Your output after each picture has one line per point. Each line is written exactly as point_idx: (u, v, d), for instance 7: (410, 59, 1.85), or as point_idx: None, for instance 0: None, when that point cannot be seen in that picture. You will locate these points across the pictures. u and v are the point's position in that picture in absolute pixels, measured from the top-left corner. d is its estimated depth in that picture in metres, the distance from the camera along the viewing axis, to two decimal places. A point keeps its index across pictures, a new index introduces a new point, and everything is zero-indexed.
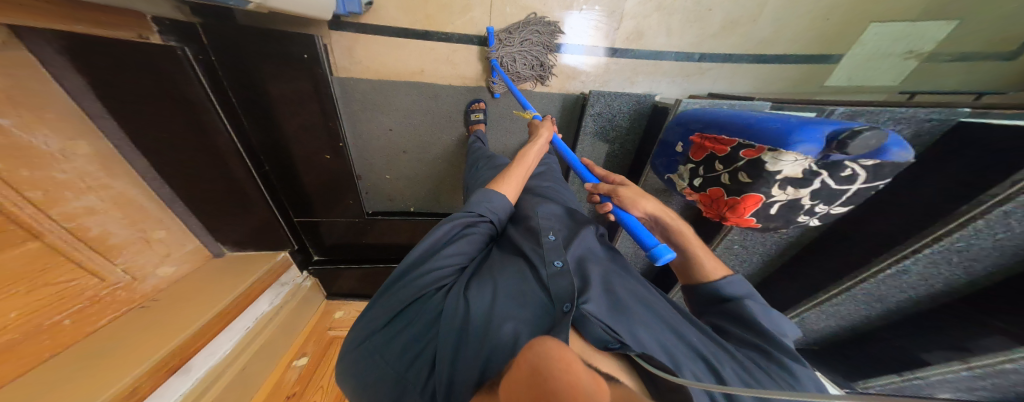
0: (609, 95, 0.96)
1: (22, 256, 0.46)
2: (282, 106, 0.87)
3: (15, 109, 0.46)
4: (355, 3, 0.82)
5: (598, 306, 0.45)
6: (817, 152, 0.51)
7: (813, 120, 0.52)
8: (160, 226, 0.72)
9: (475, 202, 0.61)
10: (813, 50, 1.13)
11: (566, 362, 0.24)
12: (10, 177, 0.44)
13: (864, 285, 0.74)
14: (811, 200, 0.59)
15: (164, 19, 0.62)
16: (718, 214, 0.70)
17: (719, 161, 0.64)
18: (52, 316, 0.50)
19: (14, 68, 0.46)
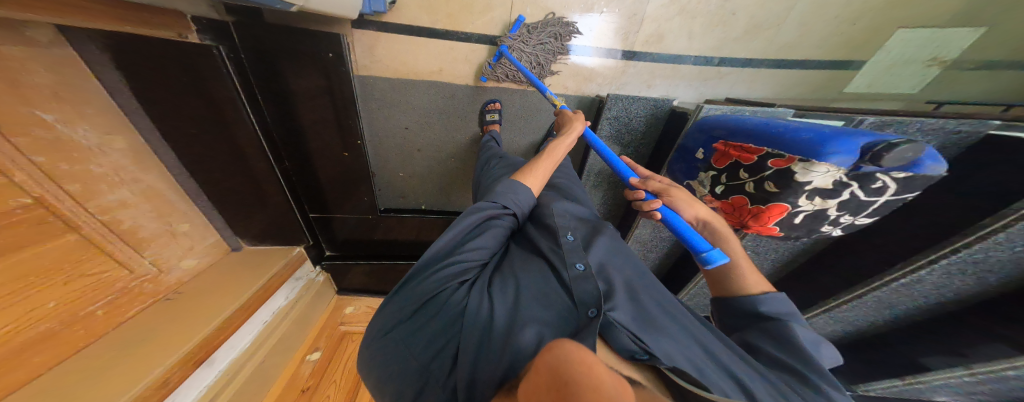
0: (627, 99, 0.95)
1: (58, 247, 0.47)
2: (302, 103, 0.88)
3: (56, 105, 0.47)
4: (380, 3, 0.82)
5: (625, 313, 0.45)
6: (850, 163, 0.50)
7: (847, 131, 0.51)
8: (185, 220, 0.74)
9: (499, 193, 0.60)
10: (838, 56, 1.10)
11: (588, 365, 0.21)
12: (51, 171, 0.46)
13: (877, 293, 0.73)
14: (837, 211, 0.59)
15: (201, 18, 0.65)
16: (741, 223, 0.71)
17: (744, 170, 0.64)
18: (87, 307, 0.53)
19: (57, 65, 0.48)
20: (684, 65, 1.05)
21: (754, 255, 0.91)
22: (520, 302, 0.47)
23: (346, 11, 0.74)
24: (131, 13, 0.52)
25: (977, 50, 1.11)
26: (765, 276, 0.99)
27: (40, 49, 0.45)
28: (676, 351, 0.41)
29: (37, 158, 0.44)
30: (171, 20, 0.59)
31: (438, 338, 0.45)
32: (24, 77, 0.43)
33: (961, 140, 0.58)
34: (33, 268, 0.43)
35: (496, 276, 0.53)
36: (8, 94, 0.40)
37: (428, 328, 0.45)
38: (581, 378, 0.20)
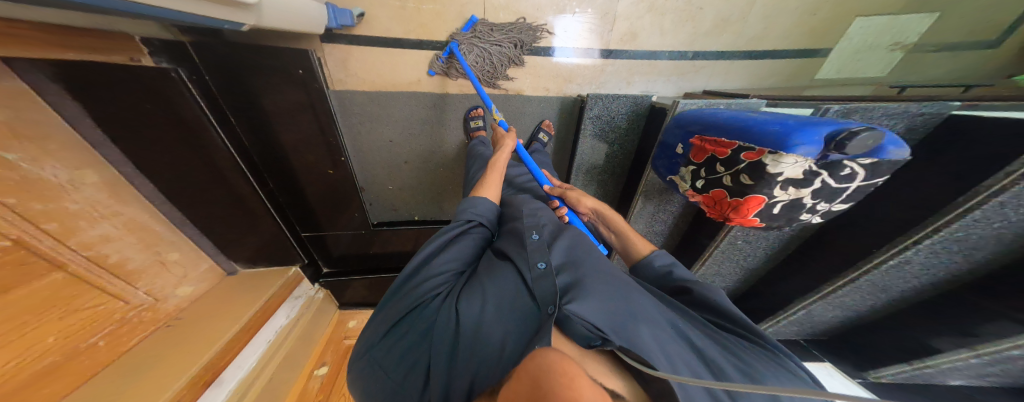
0: (607, 98, 0.97)
1: (45, 287, 0.47)
2: (280, 121, 0.89)
3: (20, 143, 0.44)
4: (347, 16, 0.85)
5: (588, 304, 0.44)
6: (816, 153, 0.52)
7: (811, 122, 0.54)
8: (173, 248, 0.73)
9: (462, 211, 0.67)
10: (808, 44, 1.12)
11: (568, 378, 0.24)
12: (24, 212, 0.44)
13: (869, 276, 0.70)
14: (812, 199, 0.60)
15: (153, 40, 0.63)
16: (722, 215, 0.72)
17: (720, 164, 0.66)
18: (87, 339, 0.53)
19: (13, 99, 0.44)
20: (660, 61, 1.06)
21: (747, 245, 0.91)
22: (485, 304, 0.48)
23: (309, 29, 0.76)
24: (73, 36, 0.50)
25: (943, 26, 1.13)
26: (758, 263, 1.00)
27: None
28: (644, 336, 0.41)
29: (8, 200, 0.42)
30: (118, 41, 0.58)
31: (413, 352, 0.47)
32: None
33: (925, 121, 0.59)
34: (22, 307, 0.43)
35: (467, 281, 0.55)
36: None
37: (401, 343, 0.48)
38: (560, 387, 0.23)
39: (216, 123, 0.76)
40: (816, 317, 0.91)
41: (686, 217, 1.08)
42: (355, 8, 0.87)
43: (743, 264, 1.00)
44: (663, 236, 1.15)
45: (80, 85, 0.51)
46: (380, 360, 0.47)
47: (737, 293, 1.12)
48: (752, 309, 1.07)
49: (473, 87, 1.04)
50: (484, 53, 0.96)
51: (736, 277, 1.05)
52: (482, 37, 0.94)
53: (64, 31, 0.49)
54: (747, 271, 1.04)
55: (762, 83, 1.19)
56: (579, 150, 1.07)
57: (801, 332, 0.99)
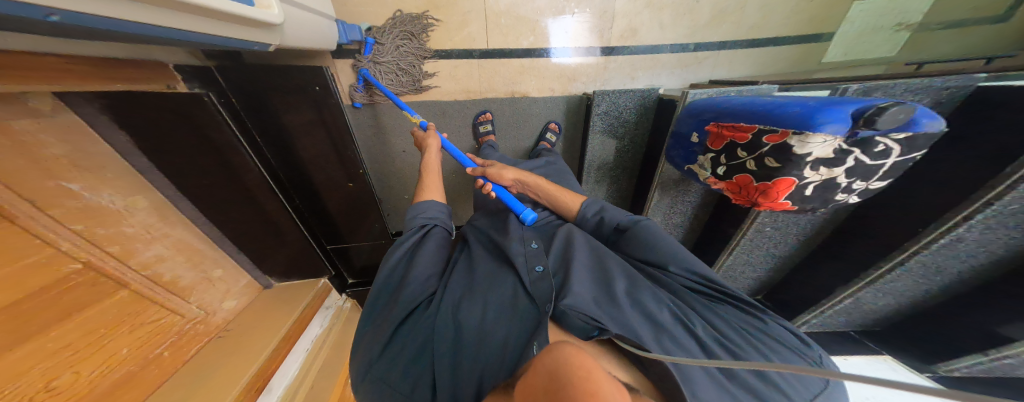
0: (615, 93, 0.97)
1: (113, 304, 0.54)
2: (302, 140, 0.95)
3: (80, 174, 0.50)
4: (356, 31, 0.87)
5: (582, 299, 0.54)
6: (847, 131, 0.45)
7: (833, 101, 0.48)
8: (217, 266, 0.80)
9: (413, 218, 0.74)
10: (809, 30, 1.10)
11: (585, 373, 0.30)
12: (91, 237, 0.51)
13: (919, 257, 0.66)
14: (846, 178, 0.50)
15: (185, 66, 0.67)
16: (750, 201, 0.63)
17: (742, 149, 0.60)
18: (155, 349, 0.60)
19: (66, 132, 0.49)
20: (663, 53, 1.05)
21: (775, 232, 0.88)
22: (486, 307, 0.58)
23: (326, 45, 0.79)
24: (113, 68, 0.53)
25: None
26: (791, 252, 0.96)
27: (46, 117, 0.46)
28: (631, 326, 0.51)
29: (75, 227, 0.49)
30: (153, 71, 0.61)
31: (416, 362, 0.53)
32: (41, 149, 0.45)
33: (953, 94, 0.55)
34: (94, 323, 0.50)
35: (466, 289, 0.63)
36: (31, 170, 0.43)
37: (403, 355, 0.53)
38: (580, 381, 0.29)
39: (248, 146, 0.83)
40: (867, 306, 0.88)
41: (706, 207, 1.08)
42: (364, 24, 0.90)
43: (771, 252, 0.97)
44: (682, 228, 1.15)
45: (123, 118, 0.56)
46: (382, 376, 0.51)
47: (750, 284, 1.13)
48: (794, 299, 1.03)
49: (481, 93, 1.05)
50: (395, 73, 0.97)
51: (769, 263, 1.02)
52: (385, 56, 0.94)
53: (105, 64, 0.52)
54: (778, 259, 1.00)
55: (770, 69, 1.15)
56: (590, 147, 1.08)
57: (852, 320, 0.96)
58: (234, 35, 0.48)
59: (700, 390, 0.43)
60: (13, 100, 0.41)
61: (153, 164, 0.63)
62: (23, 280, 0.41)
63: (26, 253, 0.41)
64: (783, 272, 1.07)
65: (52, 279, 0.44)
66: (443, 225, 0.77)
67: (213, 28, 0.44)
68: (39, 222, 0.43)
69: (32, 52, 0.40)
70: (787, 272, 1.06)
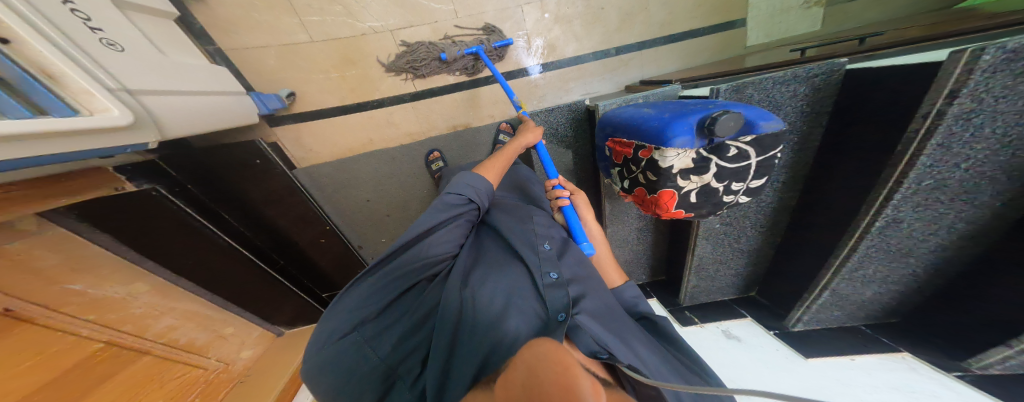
0: (542, 112, 0.98)
1: (140, 367, 0.66)
2: (266, 208, 1.05)
3: (77, 275, 0.62)
4: (275, 99, 0.95)
5: (593, 319, 0.50)
6: (697, 142, 0.45)
7: (684, 111, 0.47)
8: (227, 324, 0.92)
9: (462, 184, 0.60)
10: (721, 18, 1.05)
11: (564, 365, 0.26)
12: (104, 321, 0.63)
13: (868, 242, 0.55)
14: (719, 182, 0.49)
15: (126, 166, 0.76)
16: (652, 214, 0.60)
17: (631, 163, 0.58)
18: (188, 397, 0.72)
19: (56, 244, 0.60)
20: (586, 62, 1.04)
21: (728, 227, 0.83)
22: (501, 306, 0.49)
23: (241, 121, 0.89)
24: (58, 187, 0.63)
25: None
26: (758, 245, 0.89)
27: (34, 234, 0.57)
28: (631, 357, 0.46)
29: (89, 317, 0.61)
30: (99, 177, 0.71)
31: (407, 336, 0.47)
32: (39, 262, 0.56)
33: (828, 81, 0.54)
34: (130, 383, 0.62)
35: (472, 271, 0.55)
36: (34, 280, 0.55)
37: (394, 328, 0.46)
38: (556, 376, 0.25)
39: (207, 221, 0.92)
40: (854, 297, 0.68)
41: None
42: (283, 90, 0.98)
43: (739, 247, 0.89)
44: (650, 232, 1.10)
45: (96, 223, 0.67)
46: (368, 339, 0.43)
47: (743, 284, 1.03)
48: (780, 296, 0.92)
49: (424, 134, 1.11)
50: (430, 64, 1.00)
51: (743, 259, 0.93)
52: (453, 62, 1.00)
53: (52, 182, 0.62)
54: (750, 256, 0.92)
55: (698, 60, 1.09)
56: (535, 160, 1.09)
57: (854, 315, 0.73)
58: (70, 150, 0.46)
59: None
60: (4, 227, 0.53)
61: (141, 254, 0.74)
62: (50, 363, 0.52)
63: (48, 342, 0.53)
64: (763, 270, 0.97)
65: (79, 358, 0.56)
66: (484, 209, 0.64)
67: (32, 151, 0.41)
68: (56, 319, 0.55)
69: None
70: (765, 269, 0.96)
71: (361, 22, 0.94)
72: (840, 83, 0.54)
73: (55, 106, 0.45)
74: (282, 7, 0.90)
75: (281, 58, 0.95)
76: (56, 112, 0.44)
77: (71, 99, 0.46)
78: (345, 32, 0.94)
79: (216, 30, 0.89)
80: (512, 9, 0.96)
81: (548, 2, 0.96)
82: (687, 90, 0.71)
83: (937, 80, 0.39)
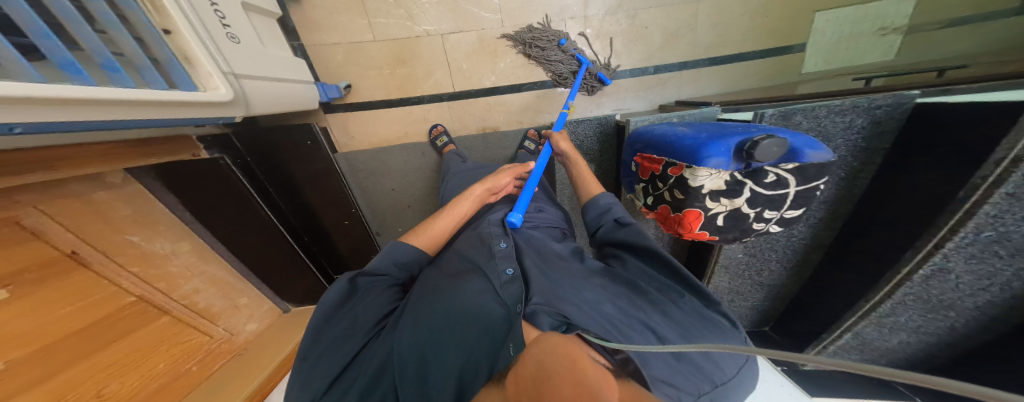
0: (572, 123, 0.99)
1: (157, 326, 0.68)
2: (306, 186, 1.10)
3: (139, 228, 0.66)
4: (334, 89, 0.99)
5: (553, 299, 0.54)
6: (733, 165, 0.44)
7: (722, 132, 0.46)
8: (243, 294, 0.94)
9: (379, 261, 0.62)
10: (776, 42, 1.00)
11: (571, 362, 0.31)
12: (144, 276, 0.66)
13: (906, 289, 0.54)
14: (751, 208, 0.48)
15: (207, 136, 0.84)
16: (674, 232, 0.59)
17: (659, 180, 0.56)
18: (186, 364, 0.72)
19: (132, 198, 0.65)
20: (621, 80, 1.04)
21: (751, 259, 0.82)
22: (462, 318, 0.52)
23: (305, 106, 0.90)
24: (153, 146, 0.70)
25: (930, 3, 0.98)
26: (784, 280, 0.87)
27: (119, 188, 0.63)
28: (599, 318, 0.51)
29: (134, 269, 0.64)
30: (185, 143, 0.78)
31: (371, 392, 0.45)
32: (114, 213, 0.62)
33: (895, 114, 0.53)
34: (142, 342, 0.64)
35: (422, 297, 0.56)
36: (102, 228, 0.59)
37: (356, 384, 0.45)
38: (566, 368, 0.30)
39: (253, 191, 0.96)
40: (879, 344, 0.66)
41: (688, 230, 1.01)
42: (342, 82, 1.01)
43: (759, 279, 0.88)
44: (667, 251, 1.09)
45: (169, 181, 0.72)
46: None
47: (766, 318, 1.00)
48: (799, 335, 0.88)
49: (455, 132, 1.13)
50: (538, 49, 0.99)
51: (761, 292, 0.91)
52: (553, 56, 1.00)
53: (145, 142, 0.69)
54: (775, 289, 0.90)
55: (743, 84, 1.04)
56: None
57: (870, 357, 0.70)
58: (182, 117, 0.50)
59: (655, 373, 0.45)
60: (95, 178, 0.59)
61: (194, 216, 0.77)
62: (85, 313, 0.55)
63: (90, 291, 0.56)
64: (783, 305, 0.94)
65: (110, 309, 0.59)
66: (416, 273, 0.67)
67: (149, 115, 0.44)
68: (107, 267, 0.59)
69: (83, 143, 0.56)
70: (786, 304, 0.93)
71: (419, 25, 0.97)
72: (908, 117, 0.53)
73: (184, 80, 0.50)
74: (356, 8, 0.95)
75: (348, 55, 0.99)
76: (184, 86, 0.50)
77: (196, 76, 0.53)
78: (402, 33, 0.98)
79: (304, 29, 0.95)
80: (557, 22, 0.98)
81: (593, 19, 0.97)
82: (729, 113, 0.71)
83: (1017, 125, 0.37)
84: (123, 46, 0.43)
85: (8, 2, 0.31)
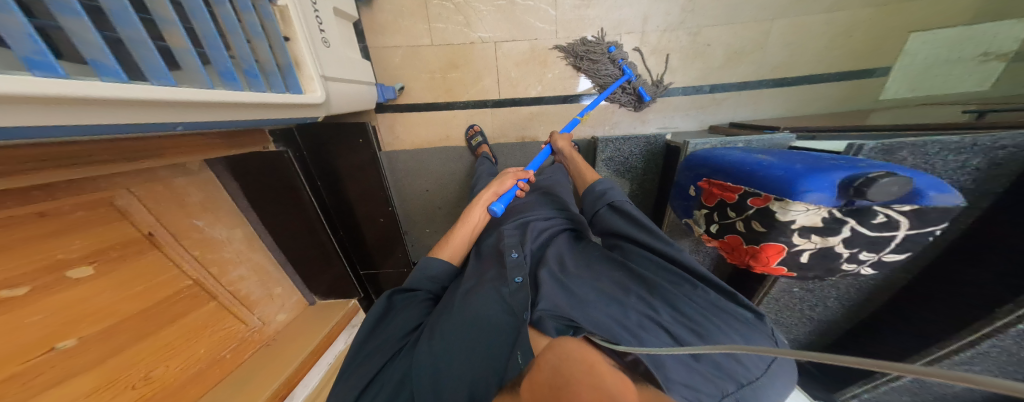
0: (617, 140, 0.95)
1: (204, 312, 0.69)
2: (350, 183, 1.08)
3: (205, 213, 0.71)
4: (391, 90, 1.01)
5: (559, 303, 0.49)
6: (836, 201, 0.40)
7: (822, 164, 0.42)
8: (278, 284, 0.96)
9: (418, 273, 0.63)
10: (855, 66, 0.93)
11: (588, 365, 0.31)
12: (202, 260, 0.69)
13: (997, 345, 0.48)
14: (847, 248, 0.44)
15: (276, 130, 0.90)
16: (742, 263, 0.54)
17: (731, 208, 0.52)
18: (219, 353, 0.73)
19: (206, 185, 0.71)
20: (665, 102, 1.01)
21: (807, 295, 0.72)
22: (476, 330, 0.48)
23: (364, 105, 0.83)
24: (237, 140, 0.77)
25: None
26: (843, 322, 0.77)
27: (196, 174, 0.69)
28: (609, 320, 0.47)
29: (195, 253, 0.67)
30: (258, 138, 0.85)
31: None
32: (187, 198, 0.66)
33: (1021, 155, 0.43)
34: (190, 327, 0.66)
35: (440, 312, 0.54)
36: (177, 212, 0.64)
37: None
38: (582, 374, 0.30)
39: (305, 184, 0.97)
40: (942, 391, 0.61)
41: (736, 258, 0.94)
42: (397, 83, 1.04)
43: (811, 316, 0.76)
44: None
45: (238, 170, 0.78)
46: None
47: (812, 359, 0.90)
48: None
49: (496, 139, 1.12)
50: (585, 61, 0.98)
51: (809, 330, 0.79)
52: (600, 65, 0.97)
53: (234, 135, 0.76)
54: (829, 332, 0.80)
55: (809, 109, 0.97)
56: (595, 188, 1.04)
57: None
58: (270, 119, 0.50)
59: (674, 377, 0.38)
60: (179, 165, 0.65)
61: (249, 204, 0.83)
62: (148, 294, 0.57)
63: (156, 274, 0.59)
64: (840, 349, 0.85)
65: (169, 292, 0.61)
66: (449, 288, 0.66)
67: (244, 117, 0.46)
68: (173, 248, 0.61)
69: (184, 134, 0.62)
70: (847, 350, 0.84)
71: (475, 32, 0.98)
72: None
73: (294, 84, 0.52)
74: (419, 13, 0.96)
75: (406, 58, 1.01)
76: (293, 89, 0.52)
77: (303, 79, 0.54)
78: (458, 39, 0.99)
79: (370, 30, 0.98)
80: (611, 36, 0.96)
81: (650, 34, 0.95)
82: (801, 139, 0.66)
83: None
84: (262, 53, 0.46)
85: (199, 17, 0.37)
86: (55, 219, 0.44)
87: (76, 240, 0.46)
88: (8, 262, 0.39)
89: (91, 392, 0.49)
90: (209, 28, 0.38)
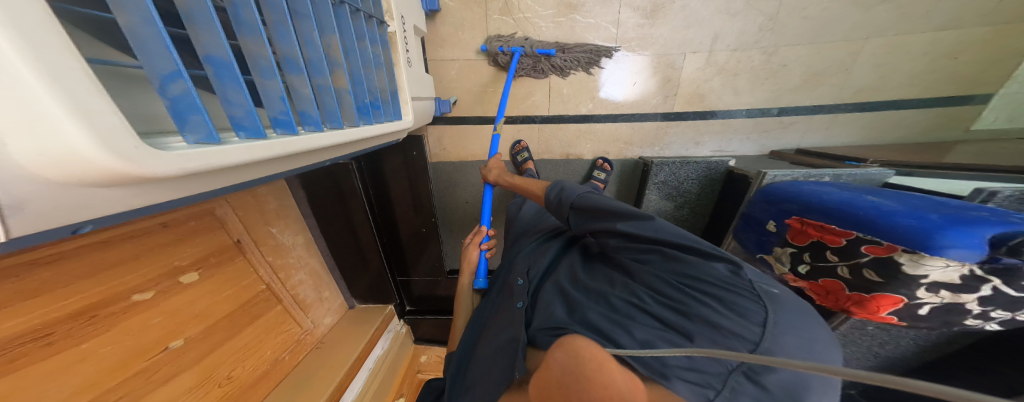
0: (674, 164, 0.92)
1: (273, 314, 0.70)
2: (398, 192, 1.09)
3: (277, 220, 0.75)
4: (446, 104, 1.02)
5: (553, 312, 0.47)
6: (979, 256, 0.36)
7: (957, 216, 0.39)
8: (326, 288, 0.97)
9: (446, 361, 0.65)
10: (949, 91, 0.86)
11: (600, 363, 0.26)
12: (273, 264, 0.72)
13: None
14: (980, 306, 0.40)
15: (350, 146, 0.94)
16: (838, 307, 0.50)
17: (831, 251, 0.49)
18: (280, 354, 0.72)
19: (280, 194, 0.77)
20: (597, 47, 0.94)
21: (882, 332, 0.60)
22: (488, 360, 0.47)
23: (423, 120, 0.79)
24: None
25: None
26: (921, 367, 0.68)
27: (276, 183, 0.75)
28: (596, 316, 0.43)
29: (269, 259, 0.71)
30: None
31: None
32: (266, 206, 0.71)
33: None
34: (263, 329, 0.67)
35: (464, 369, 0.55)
36: (258, 219, 0.69)
37: None
38: (594, 372, 0.26)
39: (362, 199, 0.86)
40: None
41: None
42: (450, 97, 1.05)
43: (878, 354, 0.65)
44: None
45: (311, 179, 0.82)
46: None
47: None
48: None
49: (540, 153, 1.11)
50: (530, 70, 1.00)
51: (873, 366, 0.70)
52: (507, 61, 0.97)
53: None
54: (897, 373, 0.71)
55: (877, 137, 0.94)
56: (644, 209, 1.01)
57: None
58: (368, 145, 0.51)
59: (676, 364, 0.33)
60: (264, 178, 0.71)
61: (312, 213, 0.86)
62: (235, 296, 0.60)
63: (239, 280, 0.61)
64: None
65: (247, 295, 0.63)
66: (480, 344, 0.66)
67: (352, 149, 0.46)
68: (252, 253, 0.65)
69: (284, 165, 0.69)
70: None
71: None
72: None
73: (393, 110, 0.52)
74: (479, 28, 0.97)
75: (462, 72, 1.03)
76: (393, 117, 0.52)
77: (405, 102, 0.56)
78: None
79: (429, 44, 1.00)
80: (674, 55, 0.93)
81: (718, 53, 0.91)
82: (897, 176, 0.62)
83: None
84: (383, 80, 0.49)
85: (354, 58, 0.41)
86: (175, 228, 0.50)
87: (188, 248, 0.52)
88: (145, 268, 0.45)
89: (194, 387, 0.52)
90: (359, 64, 0.41)
